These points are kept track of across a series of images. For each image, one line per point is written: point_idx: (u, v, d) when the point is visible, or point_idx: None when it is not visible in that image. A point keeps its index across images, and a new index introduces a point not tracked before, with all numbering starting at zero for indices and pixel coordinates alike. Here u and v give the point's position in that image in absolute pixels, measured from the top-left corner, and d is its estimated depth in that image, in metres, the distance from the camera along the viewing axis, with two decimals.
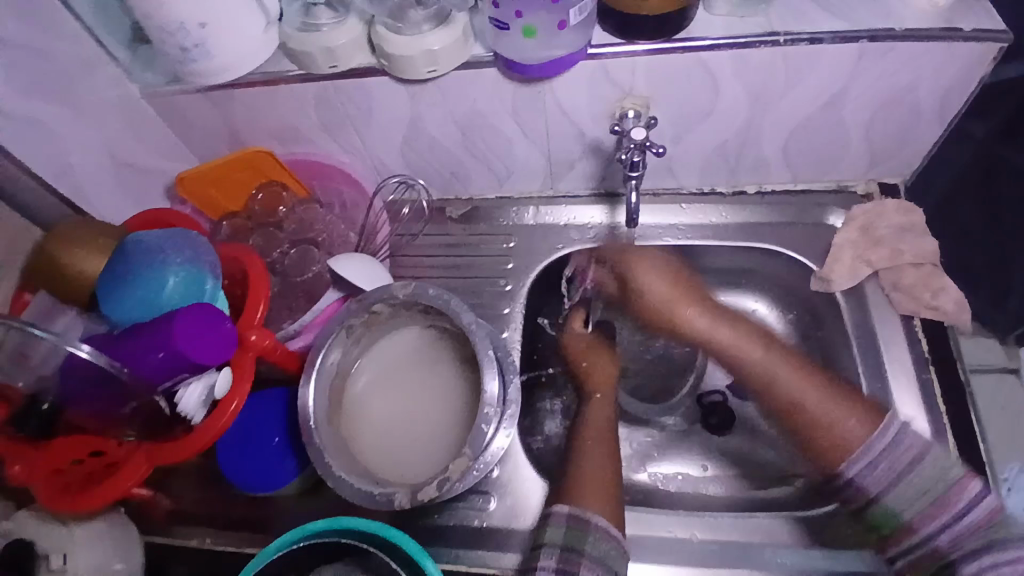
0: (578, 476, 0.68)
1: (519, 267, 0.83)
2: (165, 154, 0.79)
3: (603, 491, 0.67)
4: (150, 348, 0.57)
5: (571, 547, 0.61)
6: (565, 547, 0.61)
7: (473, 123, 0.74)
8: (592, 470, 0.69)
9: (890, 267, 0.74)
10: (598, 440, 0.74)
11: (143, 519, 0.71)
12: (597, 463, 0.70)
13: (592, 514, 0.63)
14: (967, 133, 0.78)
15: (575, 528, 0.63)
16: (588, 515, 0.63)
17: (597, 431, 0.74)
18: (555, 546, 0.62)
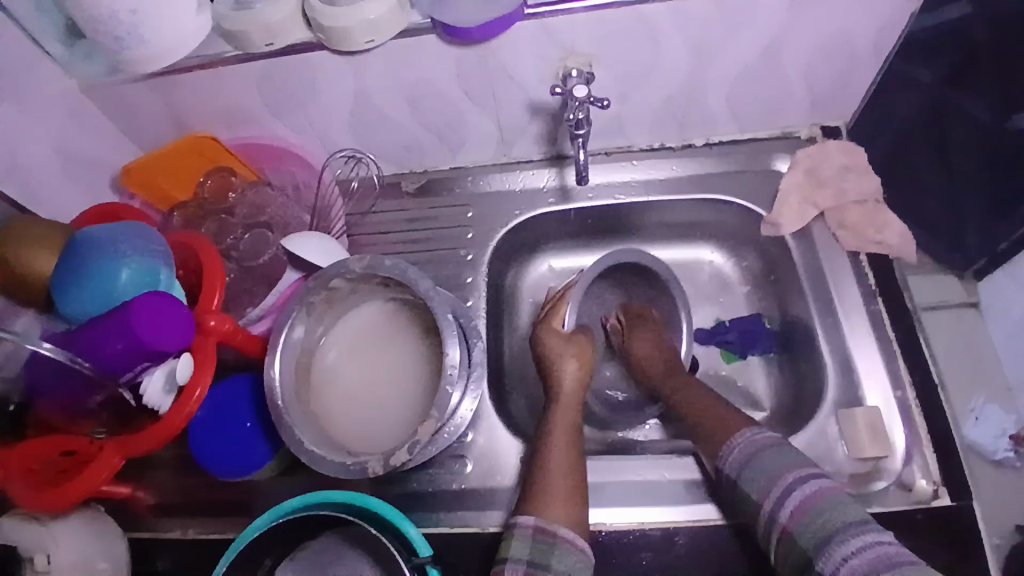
0: (549, 480, 0.61)
1: (479, 236, 0.83)
2: (112, 147, 0.77)
3: (569, 488, 0.61)
4: (108, 339, 0.58)
5: (536, 562, 0.55)
6: (532, 564, 0.55)
7: (420, 92, 0.73)
8: (563, 470, 0.62)
9: (836, 206, 0.77)
10: (568, 433, 0.66)
11: (124, 515, 0.72)
12: (563, 453, 0.64)
13: (560, 525, 0.57)
14: (913, 78, 0.73)
15: (542, 542, 0.56)
16: (554, 526, 0.57)
17: (567, 430, 0.66)
18: (521, 563, 0.55)
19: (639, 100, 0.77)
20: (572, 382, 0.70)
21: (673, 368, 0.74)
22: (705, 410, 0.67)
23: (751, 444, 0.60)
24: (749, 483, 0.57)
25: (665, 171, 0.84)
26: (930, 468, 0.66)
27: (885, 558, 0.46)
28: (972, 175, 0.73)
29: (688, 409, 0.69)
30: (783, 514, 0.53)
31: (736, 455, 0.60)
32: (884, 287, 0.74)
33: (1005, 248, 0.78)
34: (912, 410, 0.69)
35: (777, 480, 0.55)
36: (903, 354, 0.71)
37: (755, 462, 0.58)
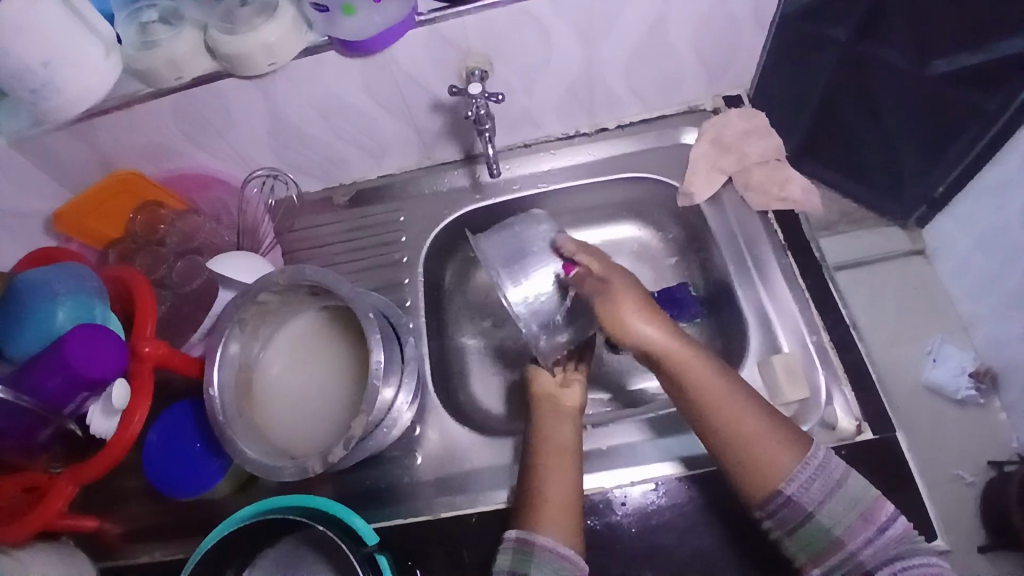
0: (541, 496, 0.62)
1: (412, 238, 0.86)
2: (43, 195, 0.78)
3: (559, 508, 0.61)
4: (46, 374, 0.60)
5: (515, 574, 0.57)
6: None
7: (332, 106, 0.76)
8: (556, 487, 0.62)
9: (740, 169, 0.81)
10: (558, 453, 0.65)
11: (93, 547, 0.73)
12: (560, 472, 0.63)
13: (540, 534, 0.59)
14: (829, 38, 0.78)
15: (521, 552, 0.58)
16: (535, 535, 0.59)
17: (555, 451, 0.65)
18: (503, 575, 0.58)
19: (545, 90, 0.80)
20: (548, 396, 0.71)
21: (699, 370, 0.63)
22: (747, 438, 0.60)
23: (827, 478, 0.57)
24: (831, 520, 0.56)
25: (581, 156, 0.87)
26: (851, 405, 0.70)
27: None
28: (901, 124, 0.84)
29: (716, 432, 0.62)
30: (866, 553, 0.55)
31: (801, 493, 0.57)
32: (793, 242, 0.78)
33: (942, 190, 0.89)
34: (826, 352, 0.73)
35: (869, 515, 0.56)
36: (816, 300, 0.75)
37: (841, 497, 0.56)
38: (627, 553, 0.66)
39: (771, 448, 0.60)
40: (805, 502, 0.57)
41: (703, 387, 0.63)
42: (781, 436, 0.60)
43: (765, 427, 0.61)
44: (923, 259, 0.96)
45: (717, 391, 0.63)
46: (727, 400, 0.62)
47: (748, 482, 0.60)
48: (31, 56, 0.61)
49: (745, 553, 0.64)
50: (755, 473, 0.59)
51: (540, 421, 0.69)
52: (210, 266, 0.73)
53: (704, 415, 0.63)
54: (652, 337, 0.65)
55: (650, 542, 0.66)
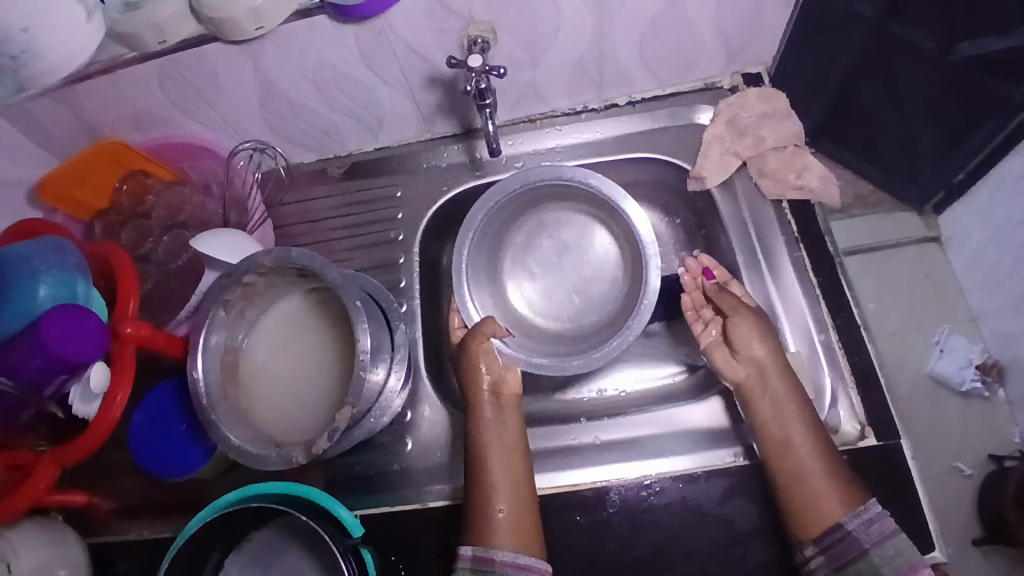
0: (490, 507, 0.62)
1: (409, 215, 0.83)
2: (25, 162, 0.75)
3: (517, 523, 0.61)
4: (27, 354, 0.58)
5: None
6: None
7: (327, 75, 0.71)
8: (504, 498, 0.62)
9: (756, 154, 0.76)
10: (505, 455, 0.65)
11: (82, 522, 0.73)
12: (504, 475, 0.64)
13: (499, 550, 0.59)
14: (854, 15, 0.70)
15: (480, 569, 0.58)
16: (495, 552, 0.59)
17: (501, 447, 0.65)
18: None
19: (553, 62, 0.74)
20: (489, 395, 0.69)
21: (792, 403, 0.65)
22: (811, 477, 0.61)
23: (880, 522, 0.57)
24: (884, 562, 0.56)
25: (587, 134, 0.82)
26: (855, 406, 0.68)
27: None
28: (921, 114, 0.77)
29: (781, 464, 0.62)
30: None
31: (862, 530, 0.57)
32: (806, 233, 0.74)
33: (962, 177, 0.83)
34: (832, 349, 0.70)
35: (913, 567, 0.55)
36: (826, 297, 0.72)
37: (894, 544, 0.56)
38: (618, 549, 0.64)
39: (825, 488, 0.60)
40: (863, 538, 0.57)
41: (792, 418, 0.64)
42: (839, 477, 0.61)
43: (826, 465, 0.61)
44: (936, 246, 0.92)
45: (800, 429, 0.63)
46: (806, 436, 0.63)
47: (802, 513, 0.60)
48: (9, 19, 0.58)
49: (738, 552, 0.63)
50: (809, 505, 0.60)
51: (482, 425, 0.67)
52: (193, 245, 0.70)
53: (782, 442, 0.63)
54: (766, 359, 0.67)
55: (639, 538, 0.65)
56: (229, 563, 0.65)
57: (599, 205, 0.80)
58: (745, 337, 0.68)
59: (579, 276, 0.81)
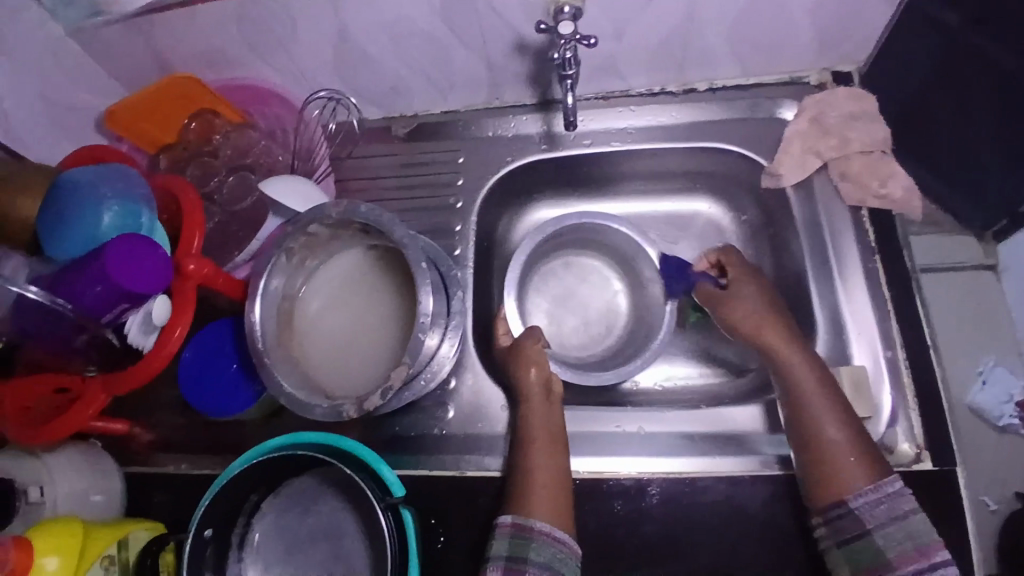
0: (527, 481, 0.61)
1: (469, 182, 0.81)
2: (96, 88, 0.74)
3: (553, 495, 0.60)
4: (87, 281, 0.58)
5: (514, 557, 0.56)
6: (511, 559, 0.56)
7: (405, 30, 0.70)
8: (544, 476, 0.62)
9: (840, 156, 0.73)
10: (549, 436, 0.65)
11: (121, 451, 0.74)
12: (544, 460, 0.63)
13: (535, 520, 0.58)
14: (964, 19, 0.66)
15: (519, 537, 0.57)
16: (531, 521, 0.58)
17: (548, 433, 0.65)
18: (501, 559, 0.56)
19: (637, 38, 0.72)
20: (537, 382, 0.68)
21: (812, 376, 0.63)
22: (829, 431, 0.59)
23: (894, 505, 0.55)
24: (888, 545, 0.53)
25: (663, 117, 0.79)
26: (913, 426, 0.66)
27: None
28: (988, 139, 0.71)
29: (799, 437, 0.61)
30: None
31: (867, 509, 0.55)
32: (883, 244, 0.72)
33: None
34: (895, 366, 0.68)
35: (924, 551, 0.52)
36: (897, 312, 0.70)
37: (902, 527, 0.54)
38: (653, 543, 0.64)
39: (850, 454, 0.58)
40: (867, 518, 0.55)
41: (808, 392, 0.62)
42: (863, 444, 0.59)
43: (850, 438, 0.59)
44: (992, 276, 0.87)
45: (822, 403, 0.61)
46: (830, 410, 0.61)
47: (820, 481, 0.58)
48: None
49: (771, 553, 0.62)
50: (832, 468, 0.58)
51: (528, 407, 0.67)
52: (261, 187, 0.69)
53: (805, 417, 0.61)
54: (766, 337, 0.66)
55: (676, 534, 0.64)
56: (263, 512, 0.66)
57: (625, 263, 0.83)
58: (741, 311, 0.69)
59: (593, 311, 0.83)
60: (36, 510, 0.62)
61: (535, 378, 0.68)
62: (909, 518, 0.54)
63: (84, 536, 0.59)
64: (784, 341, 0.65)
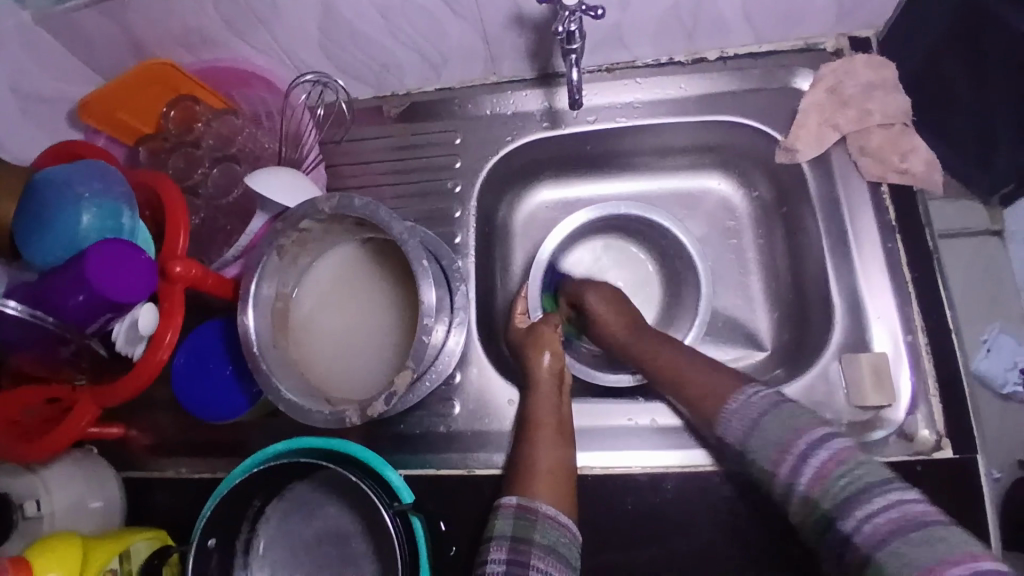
0: (532, 470, 0.59)
1: (467, 165, 0.77)
2: (67, 78, 0.70)
3: (554, 482, 0.59)
4: (68, 291, 0.55)
5: (519, 537, 0.54)
6: (514, 539, 0.54)
7: (394, 3, 0.65)
8: (546, 462, 0.60)
9: (859, 130, 0.69)
10: (553, 427, 0.63)
11: (121, 455, 0.72)
12: (550, 447, 0.61)
13: (540, 502, 0.56)
14: None
15: (523, 519, 0.55)
16: (536, 504, 0.56)
17: (553, 421, 0.63)
18: (504, 538, 0.54)
19: (643, 5, 0.67)
20: (549, 371, 0.66)
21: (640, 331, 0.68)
22: (688, 367, 0.62)
23: (749, 407, 0.54)
24: (761, 449, 0.51)
25: (671, 90, 0.75)
26: (934, 412, 0.64)
27: (911, 516, 0.42)
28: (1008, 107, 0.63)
29: (655, 374, 0.64)
30: (802, 481, 0.48)
31: (740, 411, 0.54)
32: (903, 222, 0.69)
33: None
34: (915, 350, 0.66)
35: (792, 444, 0.50)
36: (918, 294, 0.67)
37: (775, 417, 0.52)
38: (666, 539, 0.62)
39: (704, 371, 0.60)
40: (737, 422, 0.54)
41: (638, 343, 0.67)
42: (710, 363, 0.61)
43: (688, 358, 0.62)
44: (999, 242, 0.79)
45: (662, 346, 0.65)
46: (662, 348, 0.65)
47: (697, 400, 0.59)
48: None
49: (786, 543, 0.61)
50: (700, 393, 0.59)
51: (535, 398, 0.65)
52: (247, 181, 0.65)
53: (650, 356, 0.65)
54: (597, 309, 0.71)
55: (691, 529, 0.62)
56: (267, 517, 0.64)
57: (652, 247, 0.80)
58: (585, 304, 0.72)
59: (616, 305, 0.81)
60: (34, 526, 0.60)
61: (546, 363, 0.66)
62: (769, 411, 0.53)
63: (85, 548, 0.58)
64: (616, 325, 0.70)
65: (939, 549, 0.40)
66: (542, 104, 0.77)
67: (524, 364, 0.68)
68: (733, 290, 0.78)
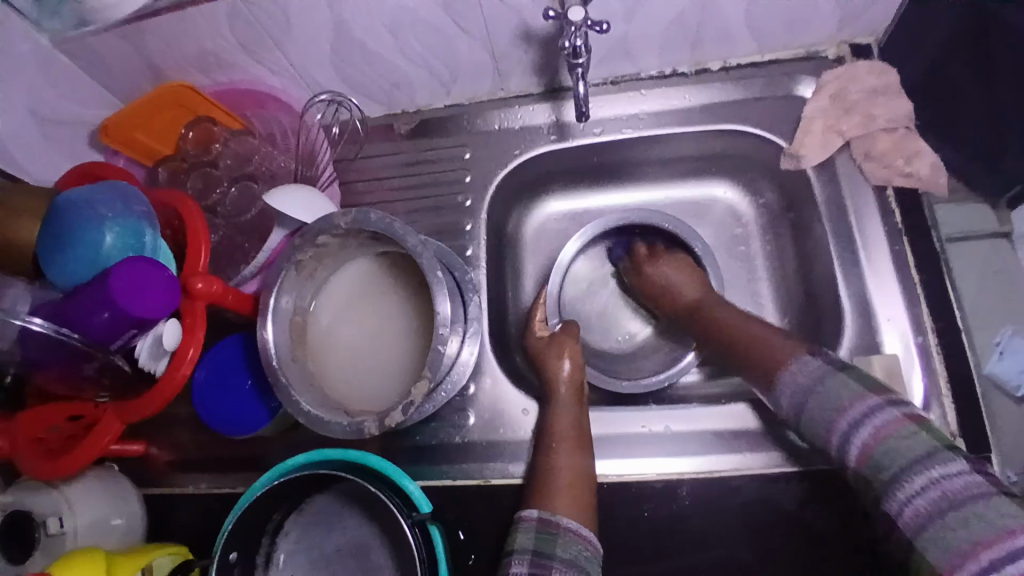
0: (554, 477, 0.60)
1: (478, 178, 0.78)
2: (88, 102, 0.72)
3: (574, 490, 0.59)
4: (93, 309, 0.56)
5: (540, 552, 0.55)
6: (535, 553, 0.55)
7: (404, 23, 0.67)
8: (567, 472, 0.60)
9: (863, 134, 0.71)
10: (570, 437, 0.63)
11: (142, 472, 0.73)
12: (569, 457, 0.62)
13: (563, 516, 0.57)
14: None
15: (544, 532, 0.56)
16: (557, 518, 0.57)
17: (572, 431, 0.64)
18: (525, 552, 0.55)
19: (649, 19, 0.68)
20: (568, 380, 0.67)
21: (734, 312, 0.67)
22: (751, 326, 0.64)
23: (805, 368, 0.56)
24: (818, 415, 0.54)
25: (676, 101, 0.76)
26: (948, 413, 0.64)
27: (953, 494, 0.45)
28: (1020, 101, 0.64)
29: (728, 343, 0.65)
30: (853, 452, 0.51)
31: (799, 372, 0.56)
32: (910, 225, 0.70)
33: None
34: (926, 351, 0.66)
35: (847, 413, 0.52)
36: (928, 296, 0.68)
37: (823, 389, 0.54)
38: (683, 544, 0.63)
39: (774, 338, 0.61)
40: (801, 377, 0.56)
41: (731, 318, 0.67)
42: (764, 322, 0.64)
43: (761, 325, 0.64)
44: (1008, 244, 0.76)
45: (752, 323, 0.65)
46: (756, 326, 0.64)
47: (761, 364, 0.60)
48: None
49: (805, 547, 0.61)
50: (766, 358, 0.60)
51: (553, 407, 0.66)
52: (265, 200, 0.67)
53: (738, 331, 0.65)
54: (675, 286, 0.73)
55: (708, 533, 0.63)
56: (288, 530, 0.65)
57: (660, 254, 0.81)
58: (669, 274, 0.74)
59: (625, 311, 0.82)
60: (58, 541, 0.61)
61: (563, 369, 0.67)
62: (821, 380, 0.54)
63: (109, 565, 0.58)
64: (693, 286, 0.72)
65: (978, 528, 0.43)
66: (550, 117, 0.78)
67: (542, 374, 0.69)
68: (742, 296, 0.79)
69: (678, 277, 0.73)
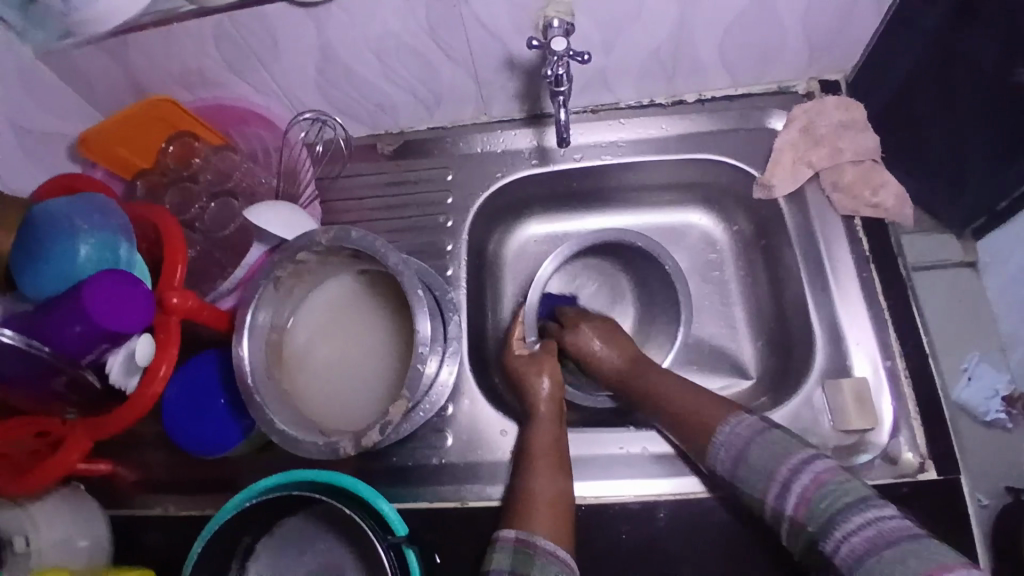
0: (529, 499, 0.60)
1: (459, 201, 0.79)
2: (68, 114, 0.71)
3: (550, 514, 0.58)
4: (65, 322, 0.55)
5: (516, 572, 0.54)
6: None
7: (389, 47, 0.68)
8: (544, 493, 0.60)
9: (832, 166, 0.73)
10: (546, 459, 0.63)
11: (107, 493, 0.71)
12: (545, 479, 0.61)
13: (539, 538, 0.56)
14: None
15: (521, 552, 0.55)
16: (534, 538, 0.56)
17: (548, 452, 0.63)
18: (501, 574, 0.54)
19: (626, 51, 0.71)
20: (548, 400, 0.67)
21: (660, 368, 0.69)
22: (680, 389, 0.65)
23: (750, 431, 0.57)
24: (754, 465, 0.55)
25: (653, 130, 0.78)
26: (917, 436, 0.66)
27: (887, 533, 0.45)
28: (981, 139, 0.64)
29: (659, 408, 0.66)
30: (789, 503, 0.52)
31: (732, 437, 0.58)
32: (877, 253, 0.72)
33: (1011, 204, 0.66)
34: (895, 376, 0.68)
35: (781, 467, 0.53)
36: (895, 323, 0.70)
37: (763, 439, 0.56)
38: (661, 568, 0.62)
39: (706, 406, 0.62)
40: (737, 439, 0.57)
41: (663, 381, 0.66)
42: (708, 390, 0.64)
43: (683, 386, 0.65)
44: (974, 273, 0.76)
45: (674, 381, 0.66)
46: (681, 390, 0.65)
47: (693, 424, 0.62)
48: None
49: (782, 571, 0.62)
50: (695, 423, 0.61)
51: (532, 429, 0.66)
52: (245, 216, 0.67)
53: (655, 391, 0.67)
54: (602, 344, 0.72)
55: (685, 556, 0.63)
56: (258, 555, 0.63)
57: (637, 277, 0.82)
58: (591, 334, 0.73)
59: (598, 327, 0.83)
60: (23, 560, 0.59)
61: (544, 390, 0.68)
62: (760, 434, 0.57)
63: None
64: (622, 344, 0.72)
65: (913, 562, 0.43)
66: (531, 143, 0.80)
67: (523, 394, 0.69)
68: (717, 321, 0.80)
69: (602, 336, 0.73)
